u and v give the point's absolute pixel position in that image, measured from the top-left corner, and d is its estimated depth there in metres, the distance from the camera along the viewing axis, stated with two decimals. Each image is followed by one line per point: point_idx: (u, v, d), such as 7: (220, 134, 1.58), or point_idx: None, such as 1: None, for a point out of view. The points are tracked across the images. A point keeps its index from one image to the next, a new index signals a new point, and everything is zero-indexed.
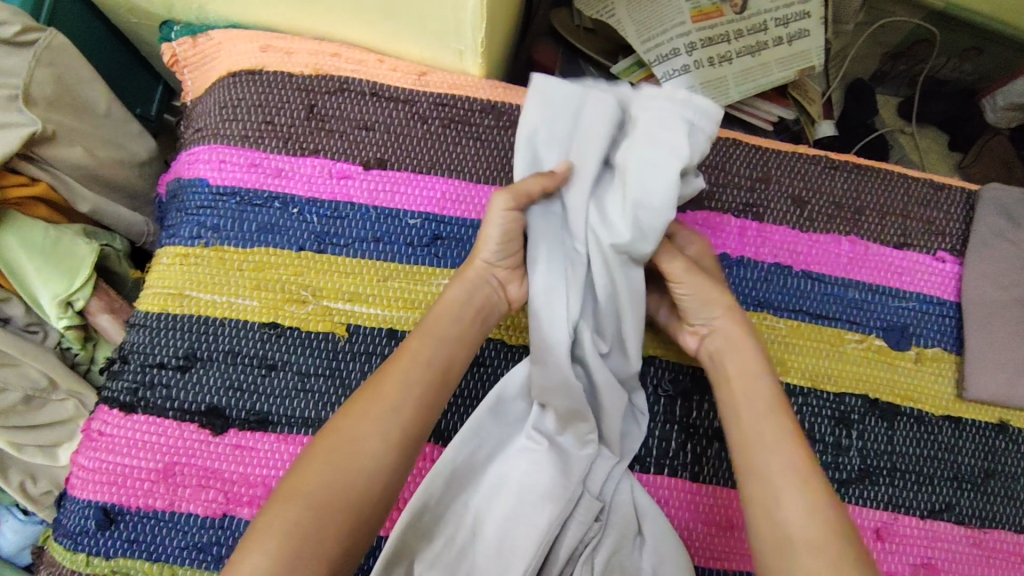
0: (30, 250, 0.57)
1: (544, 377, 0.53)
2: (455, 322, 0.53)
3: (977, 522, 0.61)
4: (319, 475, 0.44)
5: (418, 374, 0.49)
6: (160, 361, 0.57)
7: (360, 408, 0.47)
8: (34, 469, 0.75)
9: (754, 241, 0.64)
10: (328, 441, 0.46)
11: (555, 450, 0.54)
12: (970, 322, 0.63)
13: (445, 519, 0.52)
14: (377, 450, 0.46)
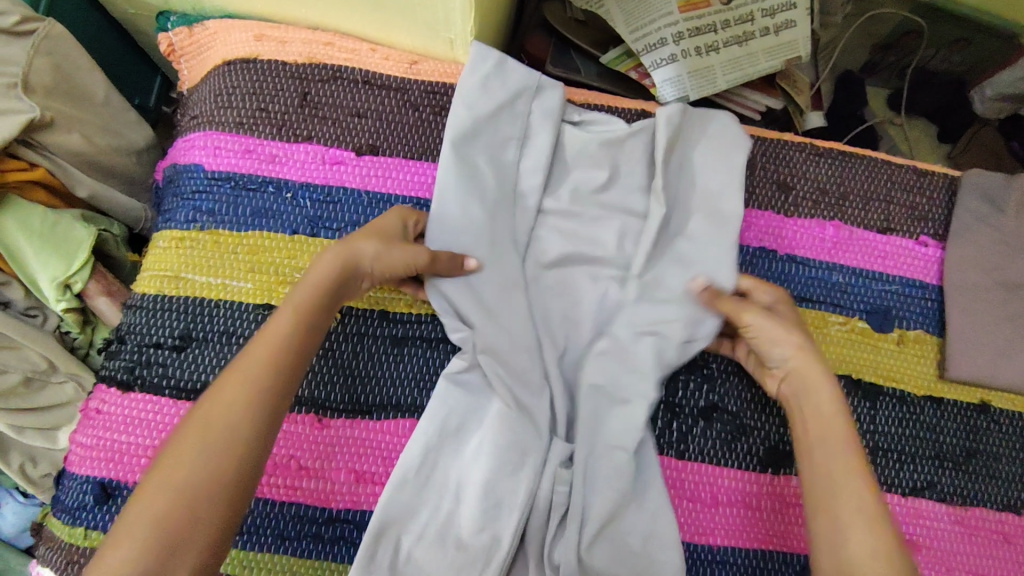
0: (28, 232, 0.58)
1: (504, 342, 0.59)
2: (316, 301, 0.52)
3: (959, 500, 0.62)
4: (168, 478, 0.43)
5: (266, 356, 0.48)
6: (157, 341, 0.58)
7: (205, 402, 0.46)
8: (34, 452, 0.76)
9: (740, 225, 0.65)
10: (177, 441, 0.44)
11: (519, 410, 0.58)
12: (951, 303, 0.64)
13: (426, 489, 0.56)
14: (229, 437, 0.45)
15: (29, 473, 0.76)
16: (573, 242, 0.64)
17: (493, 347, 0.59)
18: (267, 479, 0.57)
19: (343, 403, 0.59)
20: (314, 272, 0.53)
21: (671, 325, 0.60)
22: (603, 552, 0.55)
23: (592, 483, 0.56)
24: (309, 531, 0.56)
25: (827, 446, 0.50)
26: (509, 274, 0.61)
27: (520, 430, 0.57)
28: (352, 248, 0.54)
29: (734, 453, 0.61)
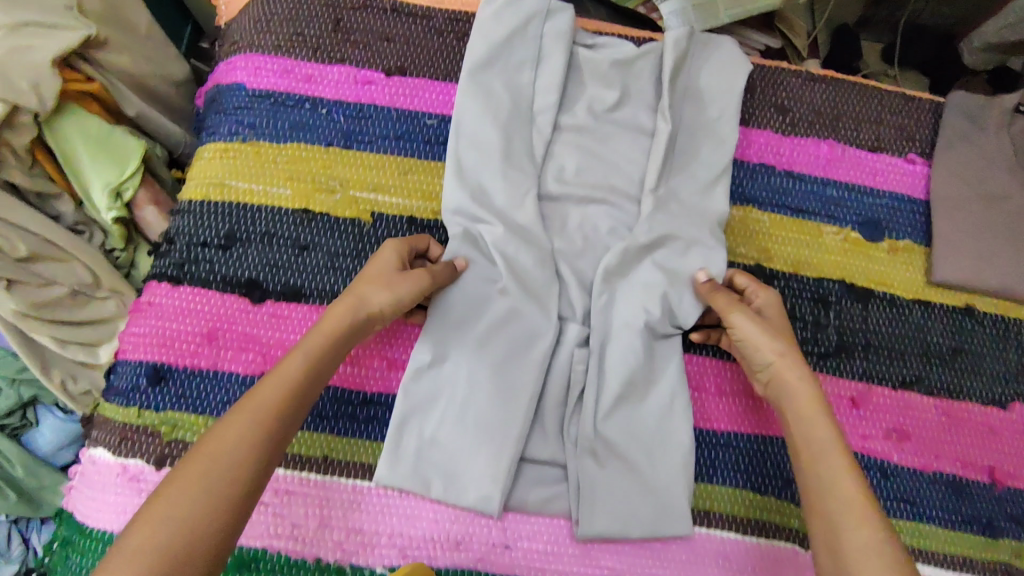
0: (86, 139, 0.63)
1: (515, 246, 0.64)
2: (328, 345, 0.52)
3: (945, 394, 0.67)
4: (176, 503, 0.41)
5: (281, 395, 0.48)
6: (204, 240, 0.63)
7: (217, 432, 0.45)
8: (74, 370, 0.79)
9: (741, 143, 0.70)
10: (188, 466, 0.43)
11: (531, 306, 0.64)
12: (937, 214, 0.69)
13: (443, 378, 0.62)
14: (242, 470, 0.44)
15: (70, 389, 0.79)
16: (588, 158, 0.69)
17: (504, 250, 0.64)
18: None
19: None
20: (331, 316, 0.54)
21: (682, 233, 0.66)
22: (616, 424, 0.63)
23: (608, 365, 0.64)
24: (345, 412, 0.62)
25: (811, 450, 0.52)
26: (522, 184, 0.66)
27: (532, 321, 0.64)
28: (366, 296, 0.55)
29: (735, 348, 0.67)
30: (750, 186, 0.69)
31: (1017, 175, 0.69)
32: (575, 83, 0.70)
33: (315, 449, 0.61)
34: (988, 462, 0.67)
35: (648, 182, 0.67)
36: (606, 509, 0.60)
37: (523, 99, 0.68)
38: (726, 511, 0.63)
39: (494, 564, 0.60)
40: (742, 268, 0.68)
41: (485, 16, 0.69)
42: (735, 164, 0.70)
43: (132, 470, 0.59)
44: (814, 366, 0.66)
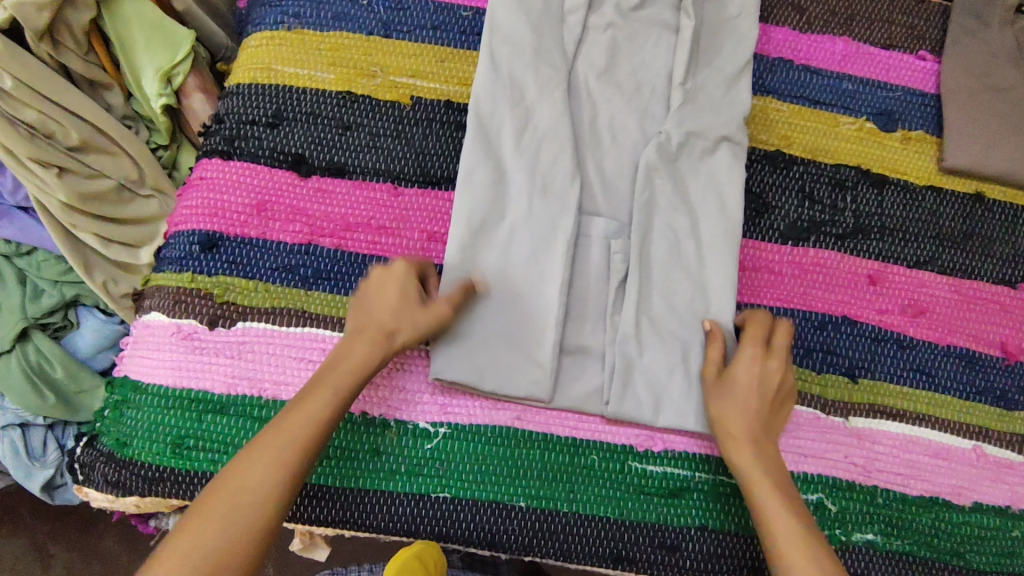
0: (141, 23, 0.69)
1: (541, 143, 0.66)
2: (355, 377, 0.56)
3: (958, 273, 0.70)
4: (201, 529, 0.48)
5: (301, 435, 0.52)
6: (252, 119, 0.67)
7: (241, 466, 0.50)
8: (115, 273, 0.80)
9: (760, 39, 0.74)
10: (215, 494, 0.49)
11: (558, 198, 0.65)
12: (946, 105, 0.73)
13: (475, 268, 0.63)
14: (259, 499, 0.50)
15: (111, 289, 0.79)
16: (615, 53, 0.70)
17: (530, 146, 0.66)
18: (351, 237, 0.65)
19: (414, 176, 0.67)
20: (359, 352, 0.57)
21: (712, 127, 0.68)
22: (654, 309, 0.64)
23: (643, 252, 0.65)
24: None
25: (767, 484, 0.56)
26: (550, 78, 0.67)
27: (557, 211, 0.65)
28: (387, 331, 0.57)
29: (758, 227, 0.69)
30: (769, 78, 0.73)
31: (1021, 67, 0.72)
32: None
33: None
34: (1000, 337, 0.69)
35: (677, 76, 0.68)
36: (641, 391, 0.62)
37: None
38: None
39: (532, 423, 0.63)
40: (763, 154, 0.71)
41: None
42: (755, 58, 0.73)
43: (186, 329, 0.62)
44: (832, 246, 0.69)
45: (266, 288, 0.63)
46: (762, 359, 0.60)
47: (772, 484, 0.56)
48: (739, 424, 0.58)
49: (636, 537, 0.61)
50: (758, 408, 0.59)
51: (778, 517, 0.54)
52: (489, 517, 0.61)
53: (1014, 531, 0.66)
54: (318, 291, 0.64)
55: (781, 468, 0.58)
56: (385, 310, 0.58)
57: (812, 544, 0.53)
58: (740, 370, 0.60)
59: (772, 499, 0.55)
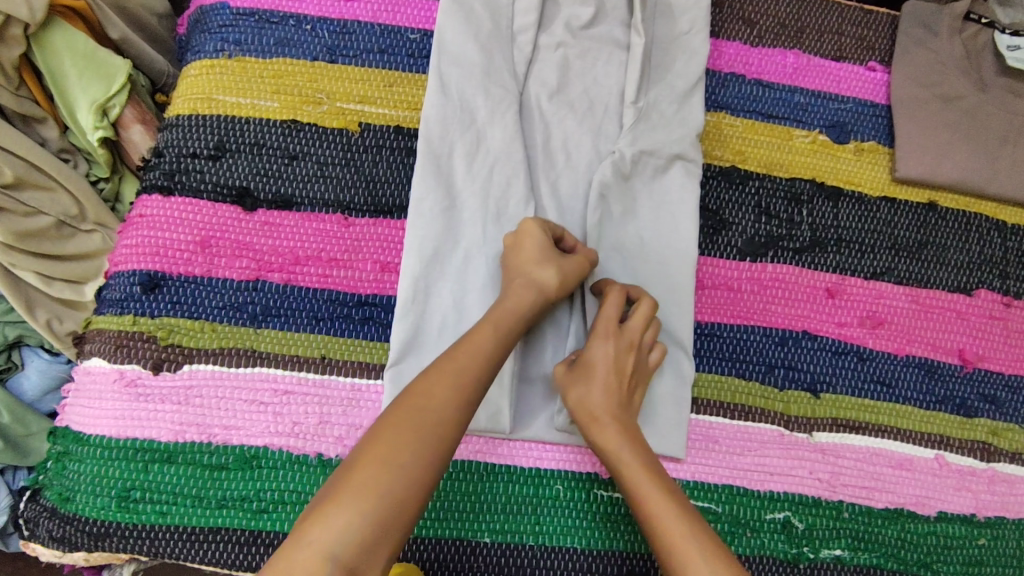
0: (73, 55, 0.66)
1: (493, 167, 0.65)
2: (512, 318, 0.56)
3: (913, 282, 0.71)
4: (381, 450, 0.46)
5: (474, 361, 0.52)
6: (193, 151, 0.64)
7: (425, 387, 0.49)
8: (59, 310, 0.77)
9: (712, 55, 0.73)
10: (389, 419, 0.48)
11: (511, 221, 0.64)
12: (897, 115, 0.73)
13: (430, 298, 0.62)
14: (432, 423, 0.48)
15: (56, 329, 0.76)
16: (568, 72, 0.69)
17: (482, 170, 0.65)
18: (301, 271, 0.63)
19: (366, 204, 0.65)
20: (513, 296, 0.57)
21: (666, 145, 0.67)
22: None
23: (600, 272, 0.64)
24: (340, 313, 0.63)
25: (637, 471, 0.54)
26: (500, 100, 0.66)
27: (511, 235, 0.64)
28: (537, 274, 0.58)
29: (716, 244, 0.69)
30: (723, 93, 0.73)
31: (970, 77, 0.73)
32: None
33: (312, 350, 0.61)
34: (957, 345, 0.70)
35: (629, 94, 0.68)
36: None
37: (495, 16, 0.68)
38: (712, 398, 0.65)
39: (494, 455, 0.61)
40: (718, 170, 0.70)
41: None
42: (708, 74, 0.73)
43: (129, 375, 0.60)
44: (790, 260, 0.69)
45: (213, 329, 0.61)
46: (619, 348, 0.58)
47: (655, 479, 0.54)
48: (603, 405, 0.57)
49: (604, 567, 0.60)
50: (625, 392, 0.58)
51: (656, 497, 0.53)
52: (453, 555, 0.59)
53: (979, 539, 0.66)
54: (268, 329, 0.61)
55: (644, 442, 0.57)
56: (528, 258, 0.59)
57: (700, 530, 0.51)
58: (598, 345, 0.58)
59: (644, 479, 0.54)
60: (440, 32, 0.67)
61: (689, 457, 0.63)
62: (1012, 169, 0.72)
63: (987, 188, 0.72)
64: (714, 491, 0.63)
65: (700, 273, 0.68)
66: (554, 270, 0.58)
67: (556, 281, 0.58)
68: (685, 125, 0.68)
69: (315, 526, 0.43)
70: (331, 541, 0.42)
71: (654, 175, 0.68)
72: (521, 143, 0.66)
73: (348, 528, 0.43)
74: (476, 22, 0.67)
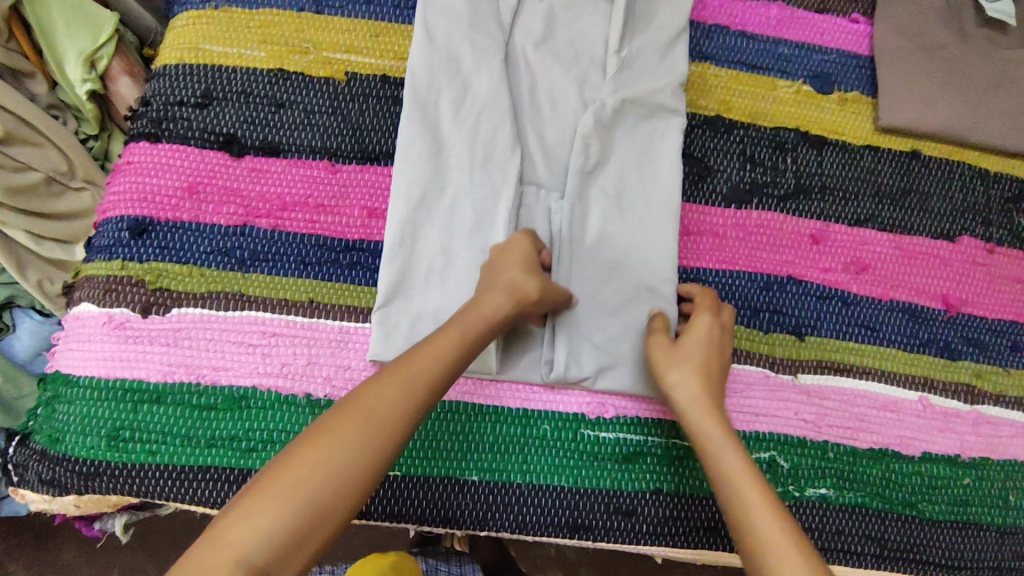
0: (61, 5, 0.66)
1: (478, 115, 0.65)
2: (483, 325, 0.54)
3: (898, 229, 0.71)
4: (323, 453, 0.44)
5: (434, 368, 0.50)
6: (180, 100, 0.64)
7: (375, 390, 0.47)
8: (50, 271, 0.77)
9: (697, 7, 0.74)
10: (337, 419, 0.46)
11: (497, 167, 0.64)
12: (880, 66, 0.74)
13: (417, 243, 0.62)
14: (383, 431, 0.46)
15: (46, 289, 0.76)
16: (553, 21, 0.70)
17: (468, 118, 0.65)
18: (288, 216, 0.63)
19: (353, 152, 0.66)
20: (488, 303, 0.55)
21: (651, 93, 0.67)
22: (597, 272, 0.64)
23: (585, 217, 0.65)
24: (328, 258, 0.63)
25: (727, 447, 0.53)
26: (485, 48, 0.66)
27: (496, 181, 0.64)
28: (518, 282, 0.56)
29: (701, 192, 0.69)
30: (707, 45, 0.73)
31: (950, 27, 0.74)
32: None
33: (301, 293, 0.62)
34: (941, 290, 0.70)
35: (613, 42, 0.68)
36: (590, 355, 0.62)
37: None
38: None
39: (481, 396, 0.62)
40: (703, 119, 0.71)
41: None
42: (693, 26, 0.73)
43: (118, 318, 0.60)
44: (775, 208, 0.70)
45: (201, 273, 0.61)
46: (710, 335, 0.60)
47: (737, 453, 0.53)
48: (691, 384, 0.57)
49: (591, 505, 0.61)
50: (716, 377, 0.58)
51: (738, 472, 0.51)
52: (442, 494, 0.60)
53: (964, 479, 0.67)
54: (256, 273, 0.62)
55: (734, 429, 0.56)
56: (511, 266, 0.57)
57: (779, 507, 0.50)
58: (691, 338, 0.60)
59: (729, 456, 0.53)
60: None
61: None
62: (994, 117, 0.73)
63: (970, 136, 0.72)
64: None
65: (686, 219, 0.68)
66: (537, 282, 0.57)
67: (537, 293, 0.57)
68: (669, 73, 0.69)
69: (231, 529, 0.41)
70: (249, 549, 0.40)
71: (638, 123, 0.68)
72: (506, 90, 0.66)
73: (270, 535, 0.40)
74: None
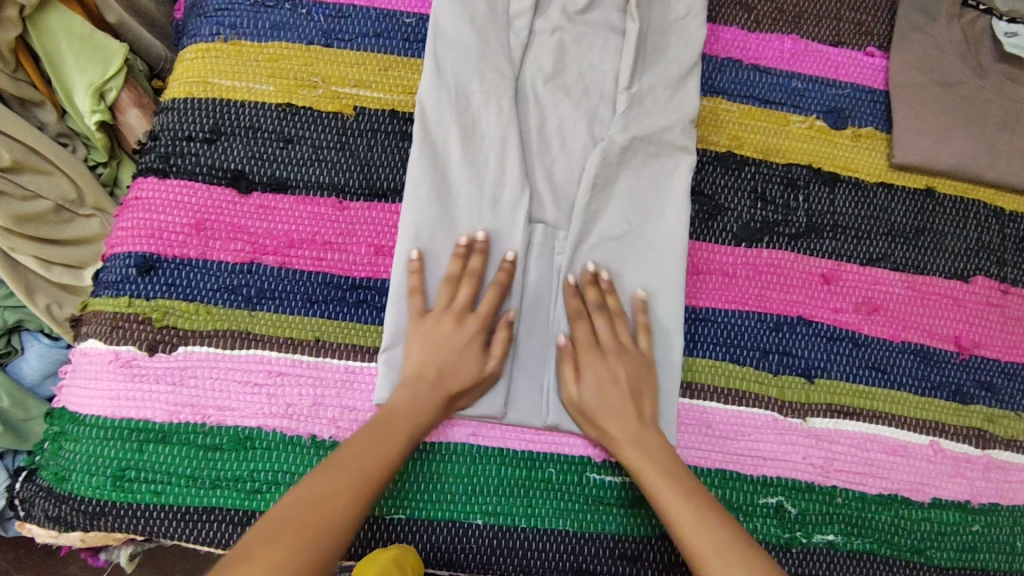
0: (69, 38, 0.65)
1: (484, 153, 0.65)
2: (402, 425, 0.55)
3: (911, 269, 0.70)
4: (275, 553, 0.44)
5: (357, 473, 0.51)
6: (189, 134, 0.64)
7: (299, 502, 0.48)
8: (58, 295, 0.76)
9: (708, 39, 0.73)
10: (289, 522, 0.47)
11: (502, 210, 0.64)
12: (895, 101, 0.73)
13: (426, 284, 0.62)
14: (335, 514, 0.48)
15: (56, 313, 0.76)
16: (562, 56, 0.69)
17: (474, 158, 0.65)
18: (295, 254, 0.63)
19: (360, 188, 0.65)
20: (406, 401, 0.57)
21: (660, 130, 0.67)
22: None
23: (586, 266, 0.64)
24: (334, 296, 0.63)
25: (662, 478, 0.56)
26: (495, 87, 0.66)
27: (502, 223, 0.64)
28: (446, 385, 0.58)
29: (711, 230, 0.69)
30: (718, 79, 0.72)
31: (967, 62, 0.73)
32: None
33: (307, 332, 0.61)
34: (954, 331, 0.69)
35: (623, 79, 0.68)
36: None
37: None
38: (708, 382, 0.65)
39: (487, 438, 0.61)
40: (715, 155, 0.70)
41: None
42: (705, 59, 0.73)
43: (125, 356, 0.60)
44: (785, 246, 0.69)
45: (208, 310, 0.61)
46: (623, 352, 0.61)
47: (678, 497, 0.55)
48: (615, 426, 0.58)
49: (595, 550, 0.60)
50: (627, 398, 0.59)
51: (673, 498, 0.55)
52: (446, 537, 0.59)
53: (973, 526, 0.66)
54: (261, 312, 0.62)
55: (670, 454, 0.58)
56: (435, 354, 0.58)
57: (705, 510, 0.54)
58: (590, 386, 0.59)
59: (661, 486, 0.56)
60: (436, 18, 0.68)
61: (681, 442, 0.63)
62: (1009, 155, 0.71)
63: (985, 174, 0.71)
64: (707, 475, 0.63)
65: (695, 257, 0.68)
66: (470, 374, 0.58)
67: (454, 382, 0.58)
68: (679, 110, 0.68)
69: None
70: None
71: (646, 162, 0.67)
72: (515, 129, 0.66)
73: None
74: (471, 3, 0.67)
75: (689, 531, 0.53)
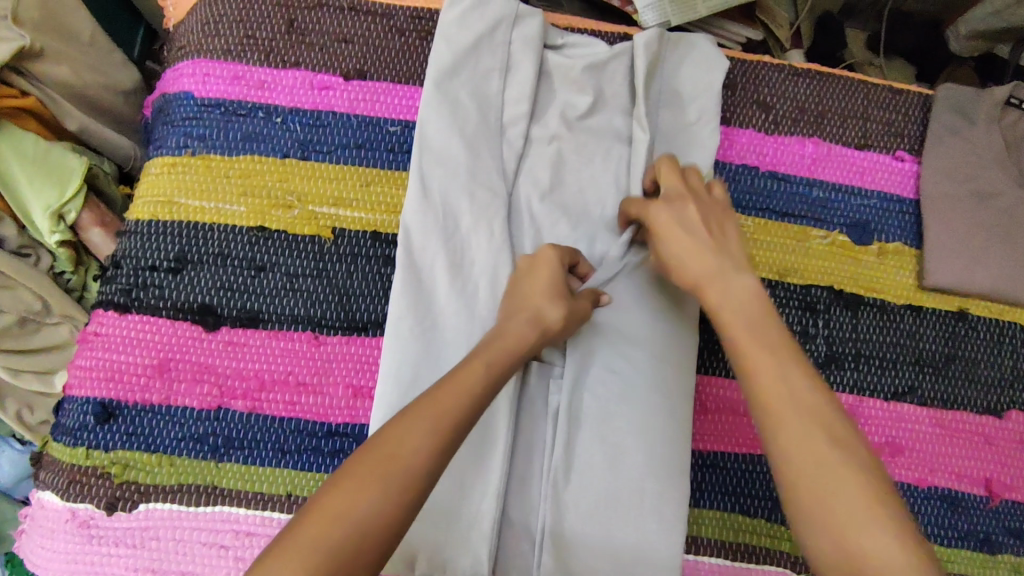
0: (22, 160, 0.60)
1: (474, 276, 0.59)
2: (496, 353, 0.49)
3: (939, 404, 0.64)
4: (353, 488, 0.40)
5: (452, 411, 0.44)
6: (152, 264, 0.59)
7: (396, 436, 0.42)
8: (30, 399, 0.71)
9: (723, 144, 0.67)
10: (382, 452, 0.41)
11: None
12: (928, 215, 0.66)
13: None
14: (421, 453, 0.42)
15: (26, 420, 0.70)
16: (561, 167, 0.63)
17: (464, 280, 0.59)
18: (266, 397, 0.58)
19: (338, 320, 0.60)
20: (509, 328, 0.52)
21: None
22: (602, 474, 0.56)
23: (582, 418, 0.57)
24: (308, 445, 0.58)
25: (766, 351, 0.45)
26: (487, 205, 0.60)
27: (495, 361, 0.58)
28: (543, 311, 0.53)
29: (721, 362, 0.63)
30: (732, 188, 0.66)
31: (1008, 171, 0.66)
32: (544, 86, 0.65)
33: (278, 486, 0.57)
34: (984, 473, 0.64)
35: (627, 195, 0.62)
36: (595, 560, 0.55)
37: (478, 100, 0.63)
38: (715, 536, 0.60)
39: None
40: None
41: (449, 18, 0.63)
42: (720, 166, 0.66)
43: (82, 515, 0.55)
44: None
45: (171, 463, 0.56)
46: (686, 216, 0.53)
47: (762, 339, 0.46)
48: (697, 269, 0.50)
49: None
50: (706, 247, 0.51)
51: (774, 384, 0.43)
52: None
53: None
54: (229, 463, 0.57)
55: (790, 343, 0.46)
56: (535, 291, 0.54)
57: (819, 407, 0.42)
58: (674, 247, 0.52)
59: (773, 379, 0.43)
60: (424, 125, 0.62)
61: None
62: None
63: None
64: None
65: (701, 393, 0.62)
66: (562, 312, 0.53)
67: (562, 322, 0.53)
68: None
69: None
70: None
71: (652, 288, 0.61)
72: (509, 253, 0.60)
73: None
74: (461, 109, 0.62)
75: (785, 413, 0.42)
